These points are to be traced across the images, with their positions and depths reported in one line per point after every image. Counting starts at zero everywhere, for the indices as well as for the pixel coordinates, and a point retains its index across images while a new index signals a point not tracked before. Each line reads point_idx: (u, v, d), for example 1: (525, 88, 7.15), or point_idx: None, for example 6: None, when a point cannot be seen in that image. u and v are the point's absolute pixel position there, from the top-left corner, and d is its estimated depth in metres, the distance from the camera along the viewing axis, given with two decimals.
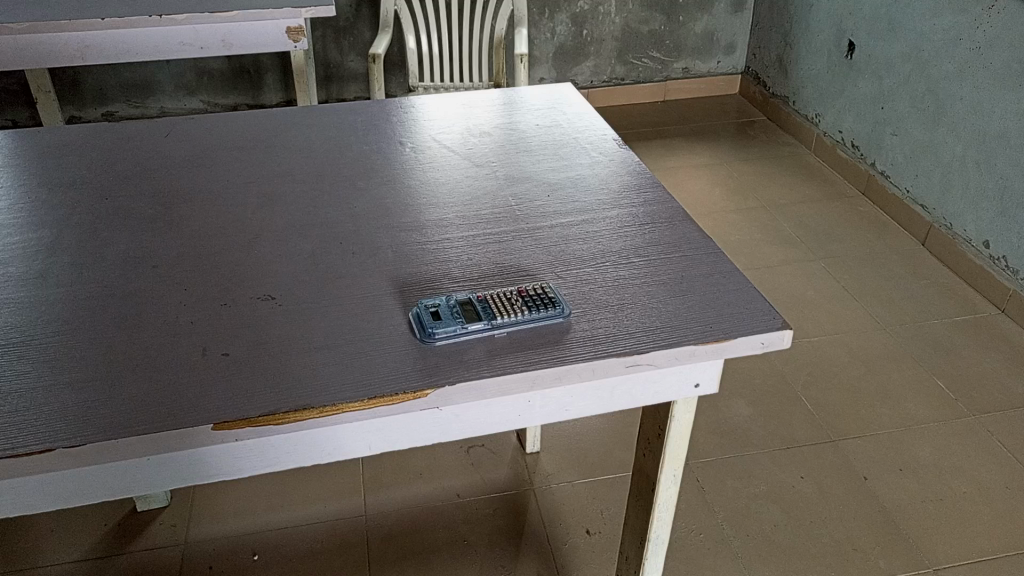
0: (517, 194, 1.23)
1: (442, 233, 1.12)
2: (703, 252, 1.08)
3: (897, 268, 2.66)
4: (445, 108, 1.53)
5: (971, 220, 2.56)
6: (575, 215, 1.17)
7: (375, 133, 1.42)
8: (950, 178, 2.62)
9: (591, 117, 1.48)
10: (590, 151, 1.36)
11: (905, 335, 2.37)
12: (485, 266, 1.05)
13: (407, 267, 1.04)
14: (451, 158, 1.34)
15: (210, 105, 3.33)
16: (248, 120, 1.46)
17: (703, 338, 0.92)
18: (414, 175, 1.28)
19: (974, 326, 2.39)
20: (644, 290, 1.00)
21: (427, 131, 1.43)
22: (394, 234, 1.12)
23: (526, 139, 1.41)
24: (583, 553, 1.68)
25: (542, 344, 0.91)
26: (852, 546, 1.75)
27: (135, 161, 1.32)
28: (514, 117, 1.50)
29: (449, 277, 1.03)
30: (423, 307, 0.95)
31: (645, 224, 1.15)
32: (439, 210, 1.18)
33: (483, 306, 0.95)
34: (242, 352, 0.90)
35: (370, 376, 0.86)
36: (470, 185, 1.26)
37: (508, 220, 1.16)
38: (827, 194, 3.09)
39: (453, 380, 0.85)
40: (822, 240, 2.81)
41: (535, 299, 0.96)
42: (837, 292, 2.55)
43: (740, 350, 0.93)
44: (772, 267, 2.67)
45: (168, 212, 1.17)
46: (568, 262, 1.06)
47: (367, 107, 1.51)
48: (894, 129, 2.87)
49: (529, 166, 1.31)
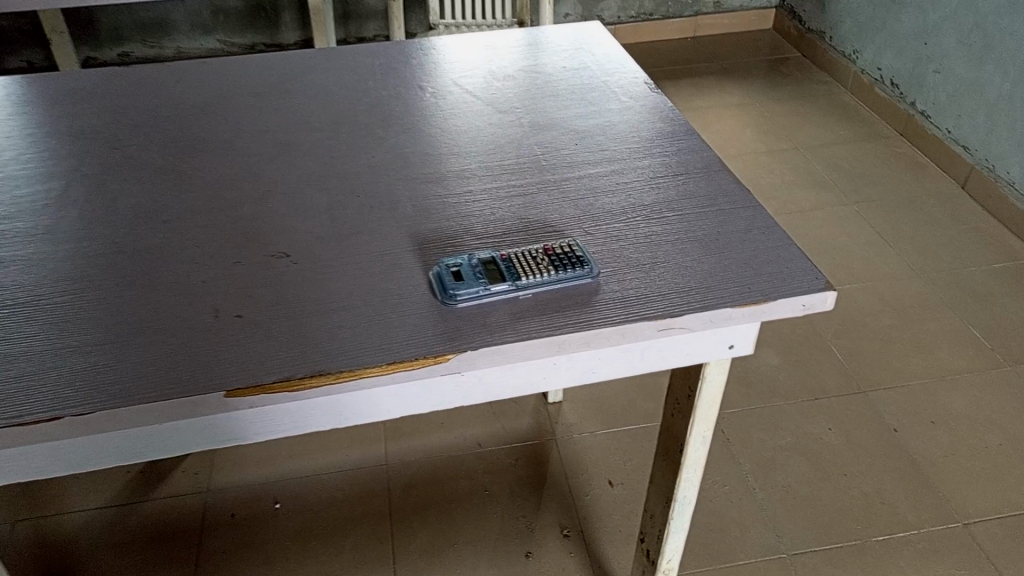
0: (543, 142, 1.17)
1: (463, 186, 1.07)
2: (741, 206, 1.02)
3: (934, 213, 2.57)
4: (465, 49, 1.45)
5: (1015, 163, 2.45)
6: (603, 166, 1.11)
7: (393, 76, 1.35)
8: (996, 118, 2.50)
9: (620, 59, 1.40)
10: (620, 95, 1.29)
11: (941, 284, 2.29)
12: (509, 220, 1.00)
13: (428, 222, 1.00)
14: (473, 103, 1.28)
15: (227, 45, 3.26)
16: (263, 64, 1.40)
17: (739, 301, 0.87)
18: (434, 122, 1.22)
19: (1013, 274, 2.31)
20: (677, 248, 0.95)
21: (449, 74, 1.36)
22: (414, 185, 1.07)
23: (551, 83, 1.33)
24: (607, 504, 1.66)
25: (568, 306, 0.87)
26: (881, 499, 1.72)
27: (144, 108, 1.27)
28: (539, 59, 1.42)
29: (470, 233, 0.98)
30: (444, 266, 0.90)
31: (679, 174, 1.09)
32: (460, 160, 1.13)
33: (507, 266, 0.90)
34: (256, 315, 0.86)
35: (390, 341, 0.82)
36: (492, 130, 1.20)
37: (533, 171, 1.10)
38: (863, 135, 2.98)
39: (475, 345, 0.82)
40: (856, 183, 2.72)
41: (561, 259, 0.91)
42: (871, 238, 2.47)
43: (779, 312, 0.88)
44: (804, 212, 2.59)
45: (178, 163, 1.13)
46: (597, 216, 1.01)
47: (385, 49, 1.44)
48: (938, 66, 2.74)
49: (554, 112, 1.24)
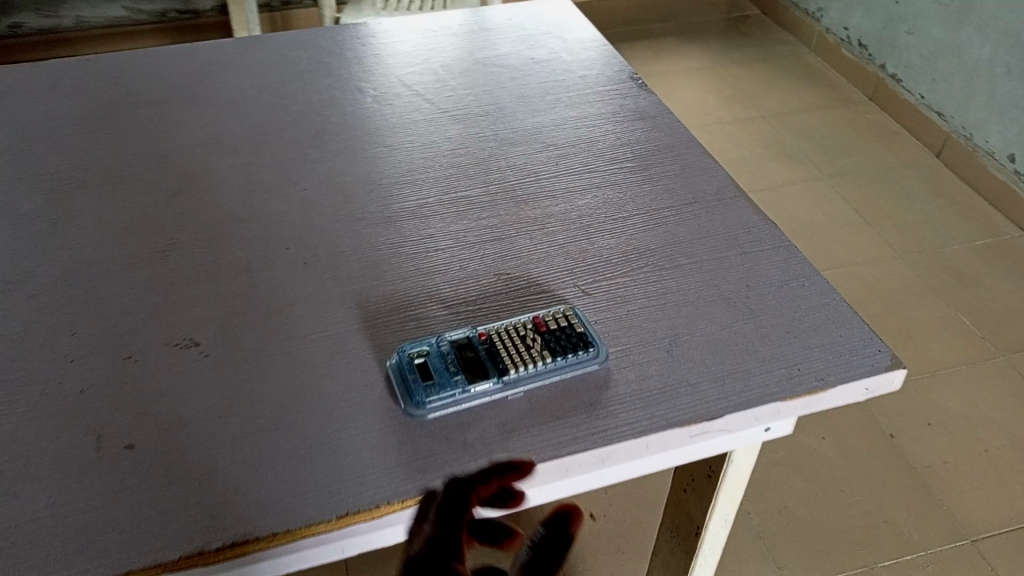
0: (516, 162, 0.94)
1: (422, 230, 0.84)
2: (770, 246, 0.82)
3: (911, 185, 2.43)
4: (410, 37, 1.20)
5: (995, 131, 2.31)
6: (594, 194, 0.89)
7: (324, 73, 1.10)
8: (974, 84, 2.36)
9: (597, 48, 1.18)
10: (603, 95, 1.07)
11: (924, 264, 2.16)
12: (482, 278, 0.79)
13: (381, 286, 0.78)
14: (424, 108, 1.04)
15: (134, 13, 2.87)
16: (161, 60, 1.13)
17: (790, 390, 0.68)
18: (379, 137, 0.98)
19: (996, 252, 2.19)
20: (701, 310, 0.75)
21: (393, 70, 1.11)
22: (359, 229, 0.84)
23: (519, 79, 1.10)
24: (589, 542, 1.49)
25: (573, 408, 0.66)
26: (882, 517, 1.58)
27: (7, 124, 1.00)
28: (501, 47, 1.18)
29: (437, 301, 0.76)
30: (405, 356, 0.69)
31: (688, 202, 0.88)
32: (415, 191, 0.90)
33: (489, 352, 0.69)
34: (156, 443, 0.64)
35: (339, 480, 0.61)
36: (451, 146, 0.97)
37: (507, 204, 0.88)
38: (831, 100, 2.81)
39: (456, 480, 0.61)
40: (829, 155, 2.55)
41: (558, 338, 0.70)
42: (848, 215, 2.31)
43: (837, 400, 0.69)
44: (777, 187, 2.41)
45: (51, 204, 0.87)
46: (594, 267, 0.80)
47: (314, 39, 1.18)
48: (910, 27, 2.57)
49: (526, 119, 1.02)
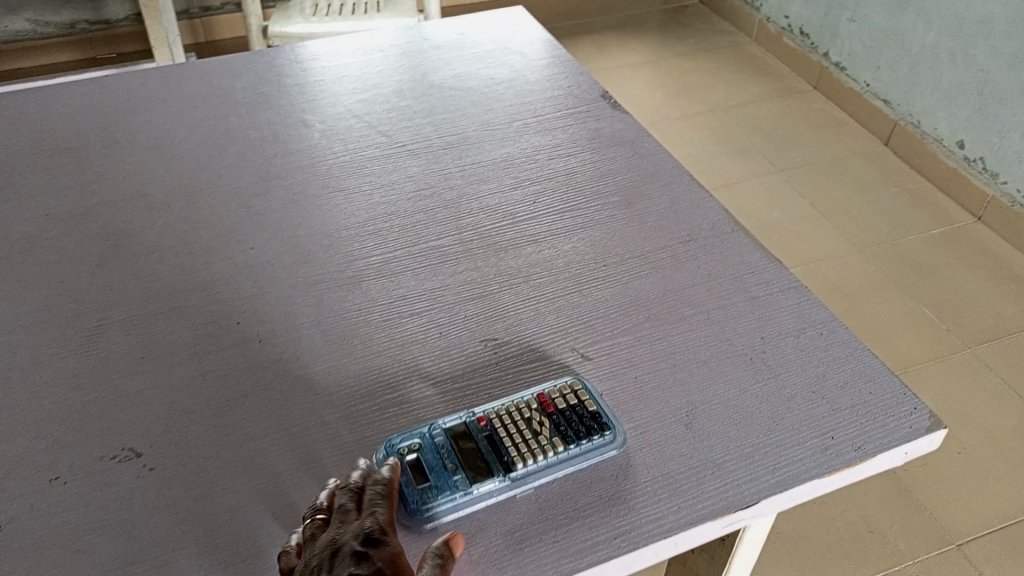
0: (487, 202, 0.85)
1: (391, 290, 0.75)
2: (779, 289, 0.75)
3: (863, 174, 2.37)
4: (354, 57, 1.09)
5: (943, 117, 2.24)
6: (578, 237, 0.81)
7: (263, 105, 0.98)
8: (919, 71, 2.28)
9: (561, 64, 1.08)
10: (574, 119, 0.98)
11: (879, 257, 2.07)
12: (466, 346, 0.69)
13: (353, 364, 0.68)
14: (379, 143, 0.93)
15: (40, 25, 2.56)
16: (73, 98, 0.99)
17: (828, 462, 0.61)
18: (330, 180, 0.87)
19: (953, 240, 2.12)
20: (716, 370, 0.67)
21: (340, 100, 1.00)
22: (319, 294, 0.74)
23: (480, 103, 1.00)
24: None
25: (590, 504, 0.58)
26: (867, 528, 1.45)
27: None
28: (457, 67, 1.08)
29: (418, 377, 0.66)
30: (395, 451, 0.59)
31: (685, 241, 0.80)
32: (378, 243, 0.80)
33: (491, 443, 0.60)
34: None
35: None
36: (414, 187, 0.87)
37: (483, 254, 0.79)
38: (776, 90, 2.77)
39: None
40: (779, 146, 2.51)
41: (569, 421, 0.61)
42: (803, 209, 2.24)
43: (878, 468, 0.62)
44: (731, 183, 2.35)
45: None
46: (590, 325, 0.71)
47: (248, 66, 1.06)
48: (852, 14, 2.51)
49: (492, 150, 0.92)
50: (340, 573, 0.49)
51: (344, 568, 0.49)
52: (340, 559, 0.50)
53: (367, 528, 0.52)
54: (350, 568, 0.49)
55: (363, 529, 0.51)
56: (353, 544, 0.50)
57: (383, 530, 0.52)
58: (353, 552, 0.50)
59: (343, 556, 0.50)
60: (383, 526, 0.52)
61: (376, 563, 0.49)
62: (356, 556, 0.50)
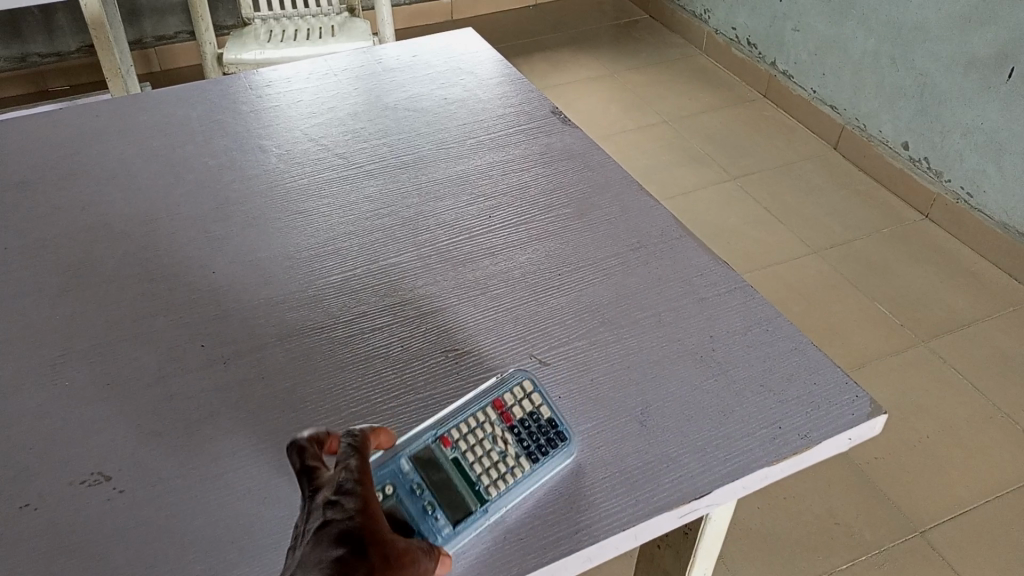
0: (442, 218, 0.87)
1: (352, 307, 0.76)
2: (726, 290, 0.78)
3: (813, 177, 2.44)
4: (310, 83, 1.11)
5: (887, 120, 2.31)
6: (532, 248, 0.83)
7: (219, 132, 1.00)
8: (862, 76, 2.36)
9: (512, 82, 1.11)
10: (525, 134, 1.01)
11: (834, 258, 2.13)
12: (427, 358, 0.71)
13: (317, 382, 0.69)
14: (336, 165, 0.95)
15: None
16: (27, 132, 1.00)
17: (776, 451, 0.63)
18: (289, 203, 0.89)
19: (902, 237, 2.19)
20: (668, 370, 0.70)
21: (297, 125, 1.02)
22: (282, 315, 0.75)
23: (434, 123, 1.03)
24: None
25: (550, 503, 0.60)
26: (833, 520, 1.49)
27: None
28: (412, 89, 1.10)
29: (382, 390, 0.68)
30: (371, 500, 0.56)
31: (635, 248, 0.83)
32: (337, 263, 0.81)
33: (460, 468, 0.60)
34: None
35: None
36: (372, 207, 0.89)
37: (441, 267, 0.81)
38: (727, 99, 2.84)
39: None
40: (732, 153, 2.56)
41: (530, 433, 0.63)
42: (758, 214, 2.29)
43: (824, 455, 0.65)
44: (687, 191, 2.40)
45: None
46: (548, 331, 0.74)
47: (204, 96, 1.07)
48: (796, 24, 2.58)
49: (445, 168, 0.95)
50: (315, 520, 0.50)
51: (319, 515, 0.50)
52: (316, 509, 0.51)
53: (338, 478, 0.52)
54: (324, 514, 0.50)
55: (336, 480, 0.52)
56: (325, 493, 0.51)
57: (355, 478, 0.52)
58: (325, 499, 0.51)
59: (318, 506, 0.51)
60: (355, 472, 0.52)
61: (346, 509, 0.50)
62: (330, 503, 0.50)
